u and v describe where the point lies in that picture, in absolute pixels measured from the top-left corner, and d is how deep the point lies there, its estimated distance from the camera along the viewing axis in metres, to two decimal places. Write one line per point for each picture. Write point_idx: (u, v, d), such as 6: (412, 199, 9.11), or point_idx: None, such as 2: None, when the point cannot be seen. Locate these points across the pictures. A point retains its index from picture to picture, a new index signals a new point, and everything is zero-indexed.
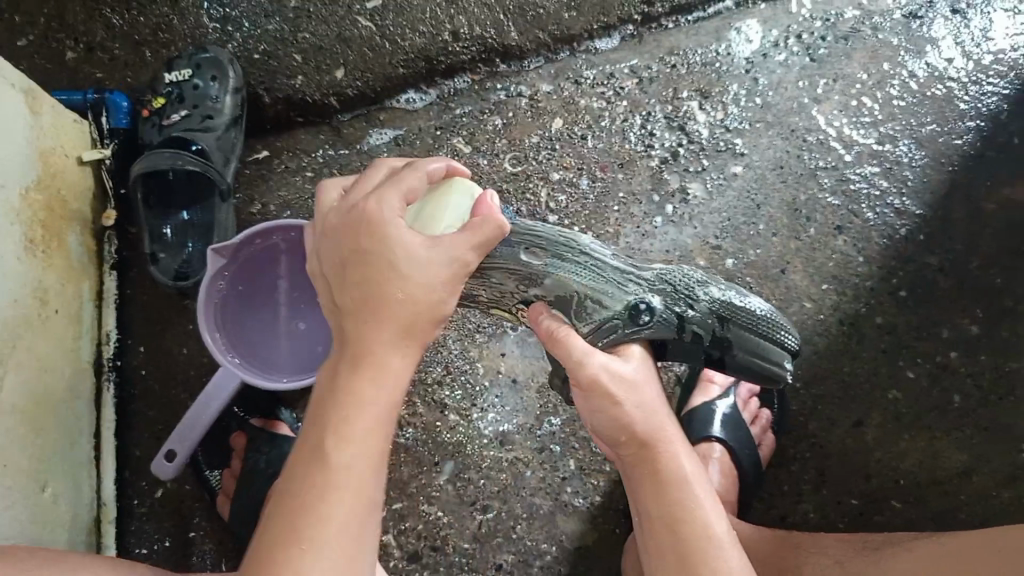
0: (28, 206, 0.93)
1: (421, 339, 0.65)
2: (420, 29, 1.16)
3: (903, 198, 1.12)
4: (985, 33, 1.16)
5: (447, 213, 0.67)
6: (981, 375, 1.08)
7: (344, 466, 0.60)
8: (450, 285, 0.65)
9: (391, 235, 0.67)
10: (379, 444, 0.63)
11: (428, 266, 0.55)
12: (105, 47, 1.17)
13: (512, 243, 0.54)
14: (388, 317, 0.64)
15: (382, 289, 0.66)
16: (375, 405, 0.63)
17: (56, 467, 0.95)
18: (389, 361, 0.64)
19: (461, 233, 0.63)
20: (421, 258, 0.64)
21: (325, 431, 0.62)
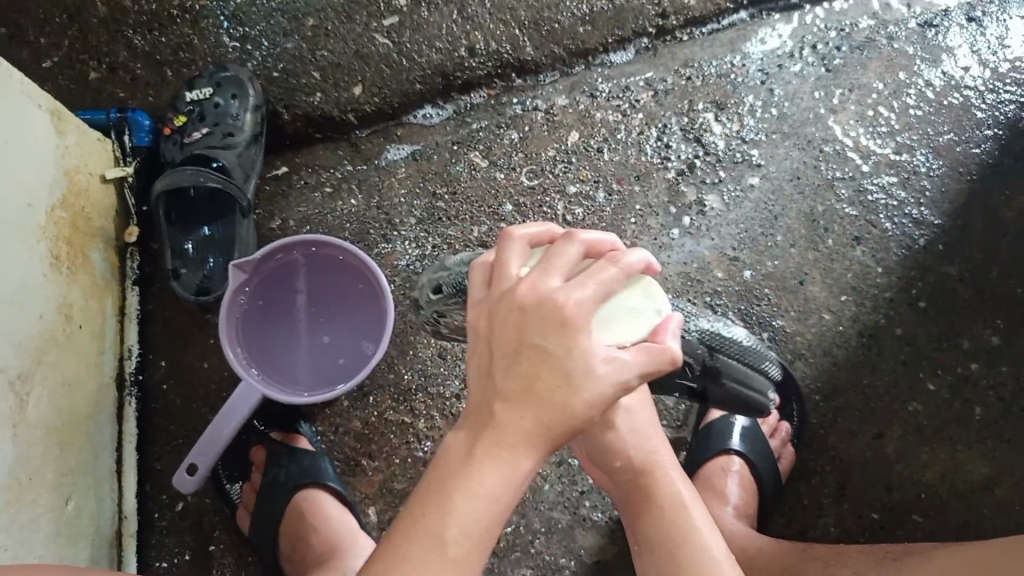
0: (54, 224, 0.95)
1: (549, 435, 0.56)
2: (436, 45, 1.17)
3: (921, 208, 1.12)
4: (1002, 41, 1.16)
5: (577, 245, 0.61)
6: (1002, 385, 1.07)
7: (461, 547, 0.54)
8: (596, 379, 0.57)
9: (479, 269, 0.64)
10: (491, 524, 0.56)
11: (503, 299, 0.58)
12: (128, 67, 1.19)
13: (585, 278, 0.58)
14: (533, 400, 0.56)
15: (512, 343, 0.57)
16: (502, 480, 0.56)
17: (81, 482, 0.97)
18: (527, 449, 0.56)
19: (595, 284, 0.58)
20: (568, 329, 0.56)
21: (451, 490, 0.55)
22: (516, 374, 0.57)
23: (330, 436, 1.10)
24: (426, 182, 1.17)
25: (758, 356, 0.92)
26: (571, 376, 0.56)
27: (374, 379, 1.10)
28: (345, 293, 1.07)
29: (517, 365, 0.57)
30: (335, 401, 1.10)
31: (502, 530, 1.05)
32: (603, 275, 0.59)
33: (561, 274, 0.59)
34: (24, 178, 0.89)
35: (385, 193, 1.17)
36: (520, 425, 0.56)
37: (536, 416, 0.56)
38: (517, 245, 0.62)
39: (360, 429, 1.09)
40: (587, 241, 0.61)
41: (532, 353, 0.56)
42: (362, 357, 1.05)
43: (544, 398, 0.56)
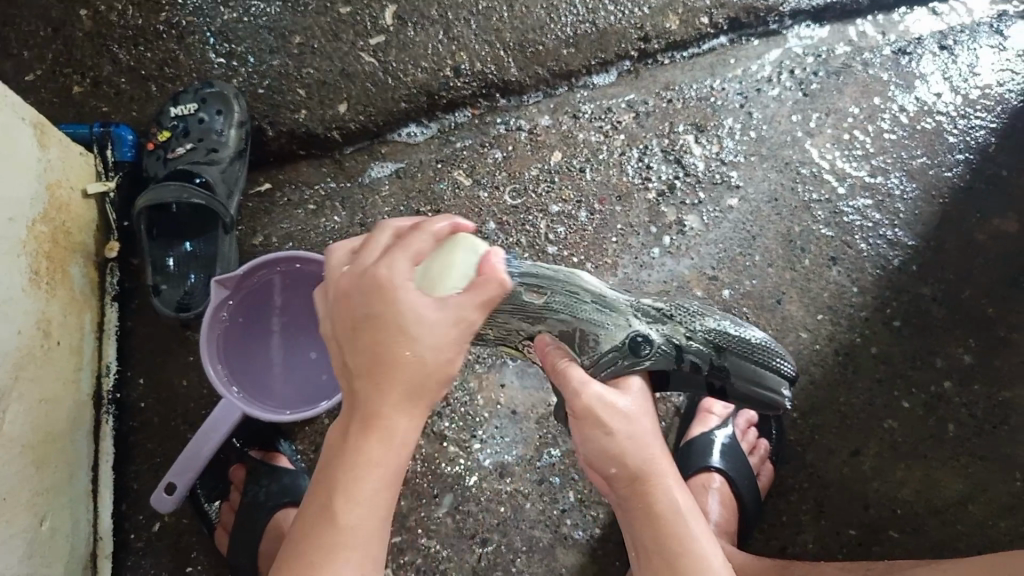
0: (34, 238, 0.95)
1: (421, 397, 0.64)
2: (422, 65, 1.19)
3: (896, 230, 1.14)
4: (972, 68, 1.19)
5: (428, 236, 0.69)
6: (975, 404, 1.09)
7: (354, 516, 0.62)
8: (426, 326, 0.64)
9: (336, 254, 0.71)
10: (390, 483, 0.64)
11: (343, 293, 0.66)
12: (112, 81, 1.19)
13: (393, 249, 0.67)
14: (387, 369, 0.63)
15: (346, 321, 0.65)
16: (382, 448, 0.63)
17: (56, 499, 0.95)
18: (397, 413, 0.63)
19: (409, 260, 0.66)
20: (385, 294, 0.63)
21: (339, 471, 0.63)
22: (358, 349, 0.64)
23: (310, 454, 1.09)
24: (410, 200, 1.17)
25: (769, 353, 0.86)
26: (398, 344, 0.63)
27: None
28: None
29: (358, 342, 0.64)
30: (316, 418, 1.10)
31: (483, 548, 1.05)
32: (410, 244, 0.67)
33: (407, 259, 0.66)
34: (5, 191, 0.89)
35: (368, 210, 1.17)
36: (379, 400, 0.63)
37: (388, 392, 0.63)
38: (337, 254, 0.72)
39: None
40: (395, 227, 0.71)
41: (368, 330, 0.63)
42: None
43: (379, 366, 0.63)
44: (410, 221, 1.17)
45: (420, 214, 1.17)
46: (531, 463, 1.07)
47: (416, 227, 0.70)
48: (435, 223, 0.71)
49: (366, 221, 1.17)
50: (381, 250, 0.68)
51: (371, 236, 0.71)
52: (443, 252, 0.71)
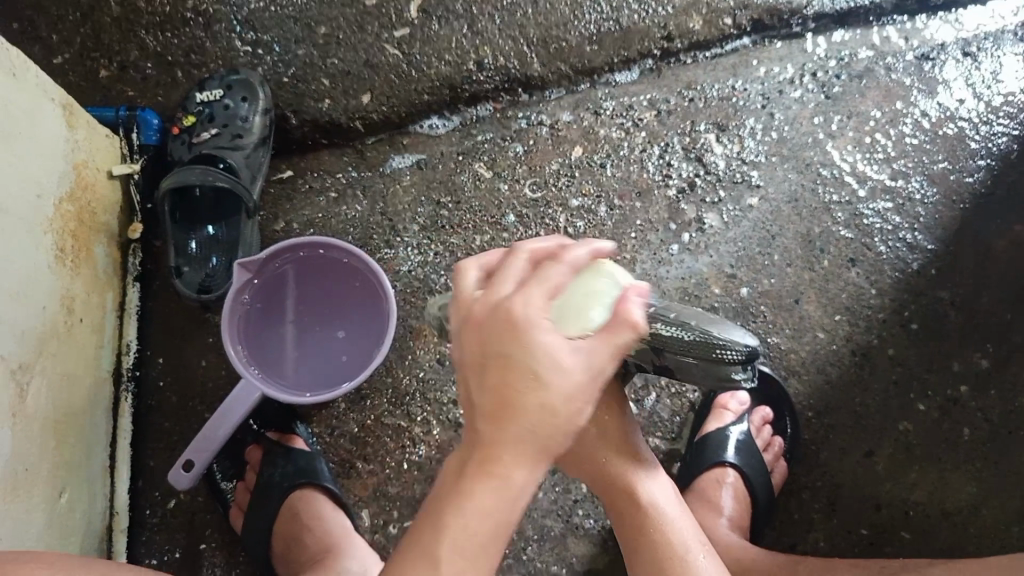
0: (61, 215, 0.96)
1: (539, 442, 0.54)
2: (445, 58, 1.19)
3: (915, 233, 1.14)
4: (996, 75, 1.19)
5: (526, 260, 0.59)
6: (991, 409, 1.08)
7: (450, 564, 0.54)
8: (562, 374, 0.54)
9: (465, 275, 0.60)
10: (487, 544, 0.55)
11: (473, 318, 0.56)
12: (139, 66, 1.21)
13: (529, 281, 0.56)
14: (511, 409, 0.54)
15: (478, 355, 0.56)
16: (497, 498, 0.55)
17: (74, 476, 0.96)
18: (513, 455, 0.55)
19: (545, 288, 0.56)
20: (516, 329, 0.54)
21: (442, 516, 0.55)
22: (485, 388, 0.55)
23: (325, 437, 1.10)
24: (430, 190, 1.18)
25: None
26: (533, 378, 0.54)
27: (372, 383, 1.10)
28: (345, 292, 1.08)
29: (485, 380, 0.55)
30: (331, 404, 1.10)
31: None
32: (546, 277, 0.56)
33: (515, 284, 0.57)
34: (36, 168, 0.90)
35: (389, 200, 1.18)
36: (507, 444, 0.55)
37: (516, 429, 0.54)
38: (467, 274, 0.60)
39: (356, 432, 1.10)
40: (532, 251, 0.60)
41: (496, 360, 0.55)
42: (364, 355, 1.06)
43: (517, 407, 0.54)
44: (430, 211, 1.17)
45: (440, 205, 1.18)
46: None
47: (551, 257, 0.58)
48: (573, 250, 0.59)
49: (386, 210, 1.18)
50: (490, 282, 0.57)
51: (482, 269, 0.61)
52: (583, 281, 0.62)
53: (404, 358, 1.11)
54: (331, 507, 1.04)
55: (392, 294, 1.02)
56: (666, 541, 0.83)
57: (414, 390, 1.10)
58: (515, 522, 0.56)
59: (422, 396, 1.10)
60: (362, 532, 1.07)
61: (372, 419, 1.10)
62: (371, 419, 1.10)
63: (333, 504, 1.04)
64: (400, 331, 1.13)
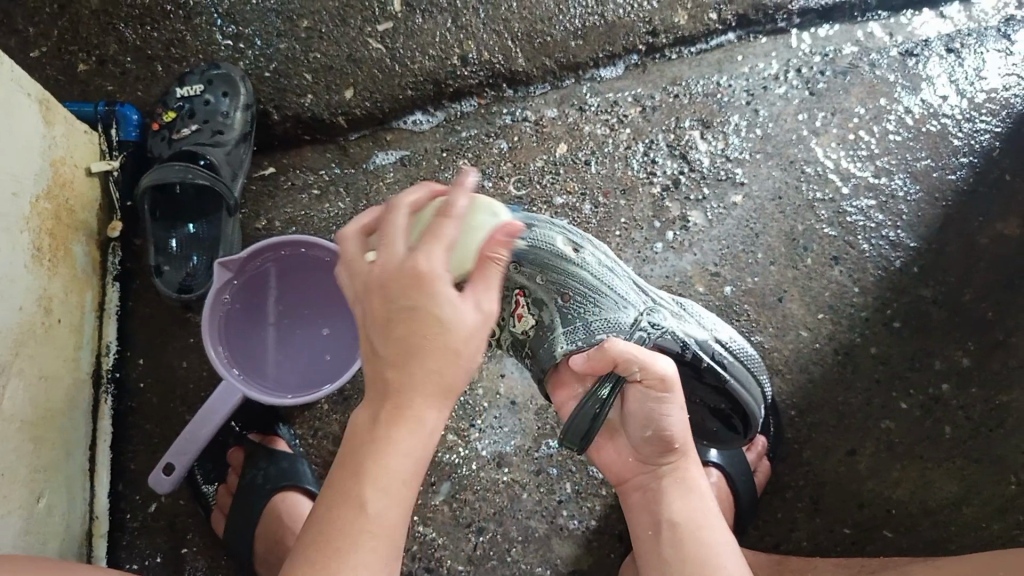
0: (38, 214, 0.95)
1: (443, 382, 0.61)
2: (429, 53, 1.18)
3: (898, 231, 1.15)
4: (979, 72, 1.19)
5: (404, 212, 0.66)
6: (972, 407, 1.09)
7: (377, 505, 0.59)
8: (460, 318, 0.61)
9: (347, 242, 0.68)
10: (408, 482, 0.61)
11: (374, 280, 0.62)
12: (117, 60, 1.19)
13: (432, 242, 0.62)
14: (415, 355, 0.60)
15: (381, 312, 0.62)
16: (411, 437, 0.60)
17: (54, 478, 0.96)
18: (422, 402, 0.61)
19: (444, 244, 0.62)
20: (422, 283, 0.60)
21: (362, 461, 0.60)
22: (390, 340, 0.61)
23: (308, 439, 1.10)
24: (414, 187, 1.17)
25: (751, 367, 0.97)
26: (440, 322, 0.60)
27: (356, 382, 1.10)
28: (330, 290, 1.07)
29: (392, 331, 0.61)
30: (314, 404, 1.10)
31: (478, 538, 1.06)
32: (442, 231, 0.62)
33: (403, 244, 0.63)
34: (11, 167, 0.88)
35: (373, 197, 1.17)
36: (418, 394, 0.61)
37: (421, 376, 0.60)
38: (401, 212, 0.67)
39: (340, 432, 1.09)
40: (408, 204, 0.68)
41: (404, 316, 0.61)
42: (348, 355, 1.06)
43: (417, 351, 0.60)
44: None
45: None
46: (529, 454, 1.07)
47: (441, 212, 0.63)
48: (456, 202, 0.63)
49: (370, 208, 1.17)
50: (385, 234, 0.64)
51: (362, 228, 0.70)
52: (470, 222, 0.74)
53: None
54: None
55: None
56: (716, 539, 0.81)
57: None
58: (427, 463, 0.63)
59: None
60: None
61: None
62: None
63: None
64: None
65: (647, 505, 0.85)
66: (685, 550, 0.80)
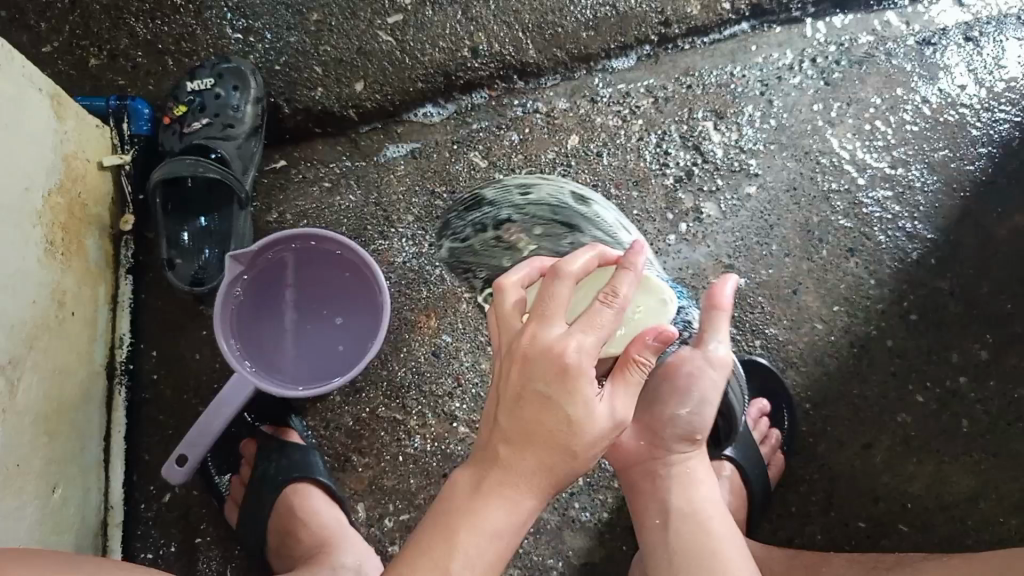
0: (50, 208, 0.95)
1: (554, 476, 0.64)
2: (440, 45, 1.18)
3: (915, 223, 1.13)
4: (998, 61, 1.17)
5: (569, 283, 0.65)
6: (990, 400, 1.08)
7: (460, 570, 0.61)
8: (595, 422, 0.64)
9: (507, 295, 0.70)
10: (496, 561, 0.63)
11: (523, 356, 0.64)
12: (129, 55, 1.19)
13: (585, 323, 0.64)
14: (535, 443, 0.64)
15: (515, 390, 0.64)
16: (508, 516, 0.64)
17: (68, 470, 0.96)
18: (529, 489, 0.64)
19: (597, 333, 0.64)
20: (567, 375, 0.62)
21: (453, 527, 0.63)
22: (521, 419, 0.64)
23: (321, 431, 1.10)
24: (424, 180, 1.17)
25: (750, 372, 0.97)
26: (570, 422, 0.63)
27: (367, 375, 1.10)
28: (341, 282, 1.07)
29: (523, 411, 0.64)
30: (326, 397, 1.10)
31: None
32: (600, 307, 0.64)
33: (562, 320, 0.64)
34: (23, 160, 0.89)
35: (383, 190, 1.17)
36: (524, 465, 0.64)
37: (536, 461, 0.64)
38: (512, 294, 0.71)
39: (351, 425, 1.09)
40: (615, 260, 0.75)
41: (537, 400, 0.63)
42: (360, 345, 1.05)
43: (546, 445, 0.64)
44: (424, 201, 1.16)
45: (434, 195, 1.16)
46: None
47: (602, 295, 0.65)
48: (620, 289, 0.65)
49: (380, 200, 1.16)
50: (539, 310, 0.65)
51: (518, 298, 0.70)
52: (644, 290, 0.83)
53: (399, 350, 1.10)
54: (328, 505, 1.03)
55: (384, 283, 1.02)
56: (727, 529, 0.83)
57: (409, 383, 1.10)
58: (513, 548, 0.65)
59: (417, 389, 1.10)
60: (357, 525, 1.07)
61: (367, 412, 1.09)
62: (366, 412, 1.09)
63: (329, 501, 1.04)
64: (395, 323, 1.12)
65: (656, 490, 0.84)
66: (700, 540, 0.80)
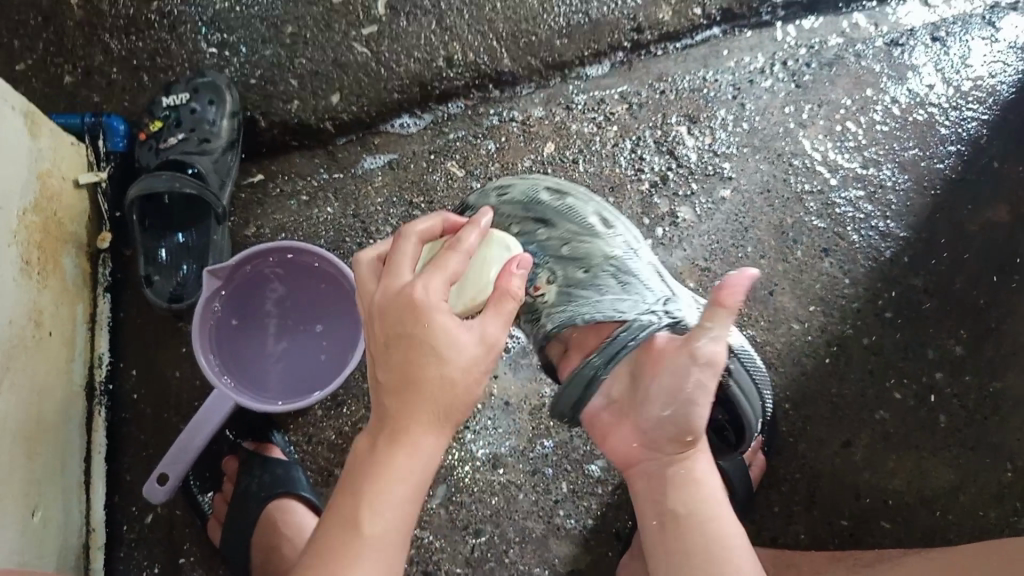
0: (26, 228, 0.94)
1: (448, 409, 0.65)
2: (414, 55, 1.18)
3: (888, 222, 1.15)
4: (964, 60, 1.20)
5: (414, 242, 0.73)
6: (965, 394, 1.10)
7: (378, 524, 0.60)
8: (457, 350, 0.66)
9: (365, 264, 0.75)
10: (410, 506, 0.62)
11: (394, 300, 0.67)
12: (103, 71, 1.19)
13: (438, 270, 0.69)
14: (414, 382, 0.65)
15: (387, 337, 0.67)
16: (409, 458, 0.63)
17: (48, 491, 0.95)
18: (422, 425, 0.64)
19: (444, 275, 0.69)
20: (417, 310, 0.66)
21: (363, 483, 0.62)
22: (392, 362, 0.66)
23: (303, 446, 1.10)
24: (402, 191, 1.17)
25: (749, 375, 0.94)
26: (436, 352, 0.65)
27: (349, 388, 1.10)
28: (320, 292, 1.07)
29: (394, 355, 0.66)
30: (308, 411, 1.10)
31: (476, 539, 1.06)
32: (405, 252, 0.72)
33: (409, 272, 0.70)
34: None
35: (361, 202, 1.17)
36: (420, 408, 0.64)
37: (432, 402, 0.65)
38: (410, 241, 0.73)
39: (334, 438, 1.09)
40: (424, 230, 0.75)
41: (405, 340, 0.66)
42: (343, 354, 1.05)
43: (419, 381, 0.65)
44: (402, 212, 1.17)
45: (413, 206, 1.17)
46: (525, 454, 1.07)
47: (448, 247, 0.71)
48: (464, 240, 0.72)
49: (359, 212, 1.17)
50: (391, 261, 0.71)
51: (377, 255, 0.77)
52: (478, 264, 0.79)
53: None
54: (312, 518, 1.04)
55: None
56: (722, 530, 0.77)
57: None
58: (426, 488, 0.64)
59: None
60: None
61: (350, 424, 1.09)
62: (349, 425, 1.09)
63: (313, 514, 1.05)
64: None
65: (652, 493, 0.81)
66: (695, 541, 0.76)
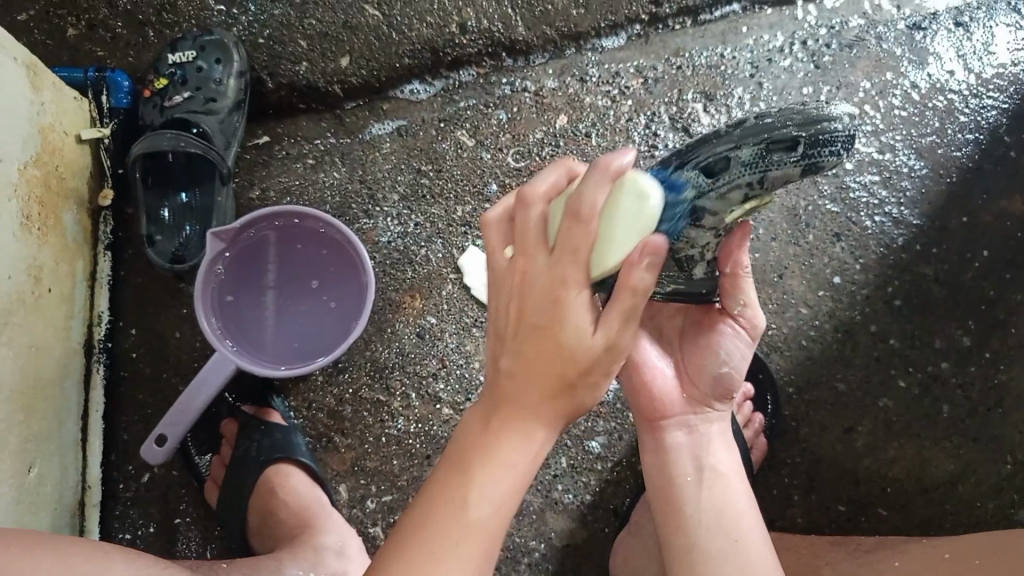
0: (26, 182, 0.93)
1: (557, 407, 0.64)
2: (427, 20, 1.15)
3: (902, 209, 1.13)
4: (988, 47, 1.17)
5: (540, 207, 0.65)
6: (971, 386, 1.09)
7: (480, 506, 0.61)
8: (585, 346, 0.62)
9: (494, 234, 0.69)
10: (511, 492, 0.63)
11: (523, 279, 0.64)
12: (108, 25, 1.16)
13: (570, 245, 0.61)
14: (537, 374, 0.63)
15: (513, 322, 0.64)
16: (518, 450, 0.64)
17: (45, 448, 0.95)
18: (537, 419, 0.64)
19: (581, 253, 0.61)
20: (558, 299, 0.62)
21: (469, 467, 0.63)
22: (515, 355, 0.63)
23: (303, 411, 1.09)
24: (410, 158, 1.15)
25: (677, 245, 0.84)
26: (565, 348, 0.62)
27: (352, 354, 1.09)
28: (321, 244, 1.05)
29: (516, 346, 0.64)
30: (308, 377, 1.09)
31: None
32: (581, 233, 0.61)
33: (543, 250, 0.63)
34: None
35: (368, 167, 1.15)
36: (531, 402, 0.63)
37: (543, 396, 0.63)
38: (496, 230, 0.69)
39: (334, 404, 1.09)
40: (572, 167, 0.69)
41: (529, 329, 0.63)
42: (352, 302, 1.05)
43: (544, 374, 0.62)
44: (409, 180, 1.15)
45: (420, 173, 1.15)
46: None
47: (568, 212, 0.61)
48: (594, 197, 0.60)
49: (365, 178, 1.15)
50: (519, 240, 0.64)
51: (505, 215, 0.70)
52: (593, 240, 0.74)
53: (384, 330, 1.10)
54: (310, 484, 1.03)
55: (363, 247, 1.01)
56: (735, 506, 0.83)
57: (393, 363, 1.09)
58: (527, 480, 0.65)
59: (401, 368, 1.09)
60: (341, 504, 1.07)
61: (351, 391, 1.09)
62: (350, 392, 1.09)
63: (311, 480, 1.04)
64: (379, 303, 1.11)
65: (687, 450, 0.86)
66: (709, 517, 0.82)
